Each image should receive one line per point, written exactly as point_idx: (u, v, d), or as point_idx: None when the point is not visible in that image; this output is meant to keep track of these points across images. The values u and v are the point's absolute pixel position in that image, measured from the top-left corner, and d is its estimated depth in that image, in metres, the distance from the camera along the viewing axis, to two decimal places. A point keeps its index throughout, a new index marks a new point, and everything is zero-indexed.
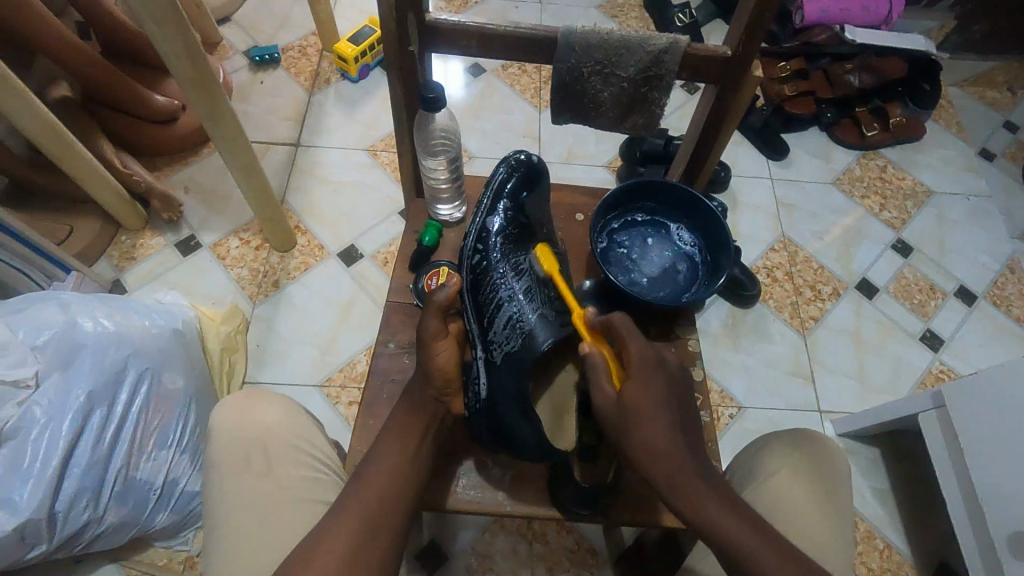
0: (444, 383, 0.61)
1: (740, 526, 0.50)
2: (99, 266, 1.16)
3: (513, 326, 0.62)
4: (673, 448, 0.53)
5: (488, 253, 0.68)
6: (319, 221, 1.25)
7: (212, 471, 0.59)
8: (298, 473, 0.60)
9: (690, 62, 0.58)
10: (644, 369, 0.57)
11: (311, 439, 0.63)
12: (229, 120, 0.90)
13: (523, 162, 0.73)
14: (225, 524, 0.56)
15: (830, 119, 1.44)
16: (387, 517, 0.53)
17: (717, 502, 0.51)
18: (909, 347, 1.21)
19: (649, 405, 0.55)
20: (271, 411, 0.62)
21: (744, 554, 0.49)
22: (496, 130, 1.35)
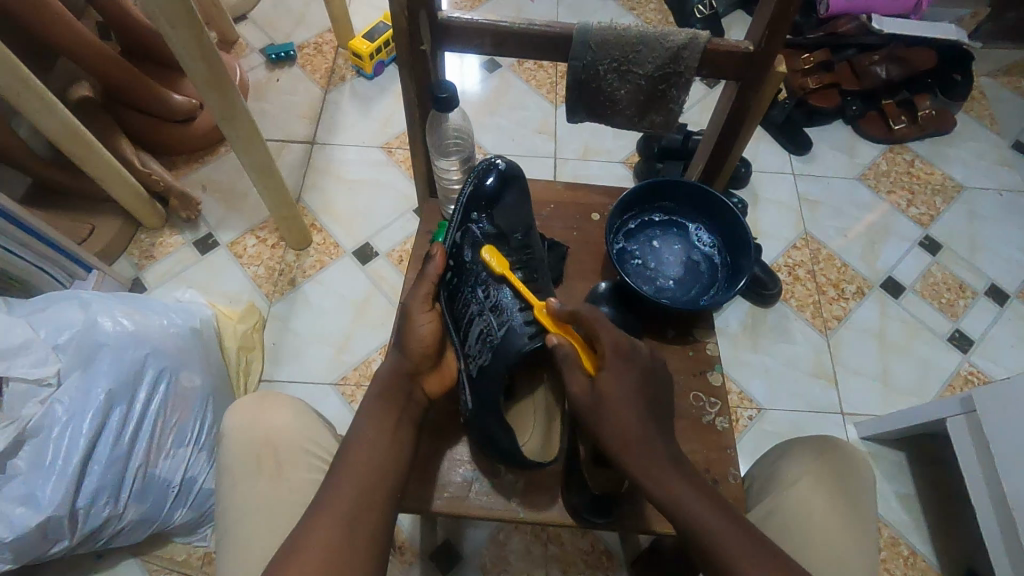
0: (419, 358, 0.61)
1: (710, 512, 0.51)
2: (119, 264, 1.18)
3: (484, 339, 0.61)
4: (641, 434, 0.53)
5: (465, 266, 0.67)
6: (334, 219, 1.25)
7: (225, 474, 0.59)
8: (307, 476, 0.60)
9: (711, 58, 0.56)
10: (616, 359, 0.56)
11: (317, 440, 0.63)
12: (244, 120, 0.90)
13: (495, 170, 0.71)
14: (236, 526, 0.57)
15: (855, 112, 1.40)
16: (373, 505, 0.51)
17: (685, 484, 0.52)
18: (936, 348, 1.18)
19: (620, 398, 0.54)
20: (282, 414, 0.62)
21: (711, 542, 0.50)
22: (511, 126, 1.34)
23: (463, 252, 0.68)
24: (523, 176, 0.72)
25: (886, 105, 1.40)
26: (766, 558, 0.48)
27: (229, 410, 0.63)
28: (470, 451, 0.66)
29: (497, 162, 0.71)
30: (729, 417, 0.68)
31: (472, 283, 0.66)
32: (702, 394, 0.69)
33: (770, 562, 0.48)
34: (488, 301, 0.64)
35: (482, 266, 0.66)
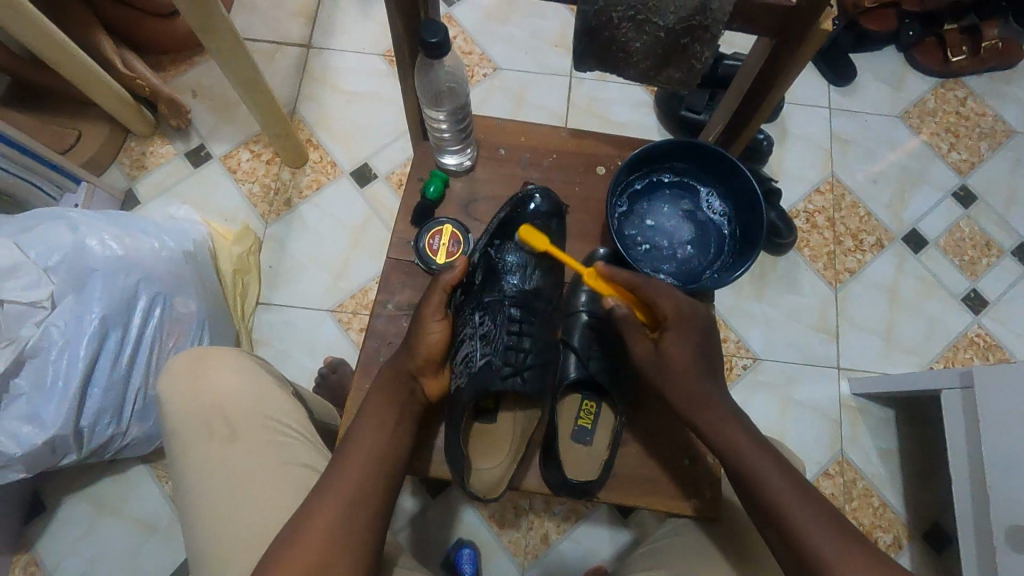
0: (423, 363, 0.60)
1: (767, 464, 0.55)
2: (110, 173, 1.14)
3: (467, 361, 0.61)
4: (705, 390, 0.59)
5: (475, 288, 0.65)
6: (331, 135, 1.18)
7: (177, 440, 0.61)
8: (262, 437, 0.60)
9: (742, 11, 0.49)
10: (681, 321, 0.60)
11: (269, 401, 0.63)
12: (225, 33, 0.83)
13: (534, 203, 0.67)
14: (195, 489, 0.58)
15: (911, 39, 1.25)
16: (373, 495, 0.52)
17: (744, 438, 0.57)
18: (948, 307, 1.14)
19: (682, 358, 0.59)
20: (223, 374, 0.62)
21: (762, 479, 0.54)
22: (525, 37, 1.21)
23: (478, 274, 0.66)
24: (563, 216, 0.68)
25: (947, 32, 1.25)
26: (811, 506, 0.52)
27: (167, 374, 0.63)
28: None
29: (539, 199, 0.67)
30: None
31: (477, 305, 0.64)
32: None
33: (813, 504, 0.53)
34: (483, 328, 0.63)
35: (493, 295, 0.65)
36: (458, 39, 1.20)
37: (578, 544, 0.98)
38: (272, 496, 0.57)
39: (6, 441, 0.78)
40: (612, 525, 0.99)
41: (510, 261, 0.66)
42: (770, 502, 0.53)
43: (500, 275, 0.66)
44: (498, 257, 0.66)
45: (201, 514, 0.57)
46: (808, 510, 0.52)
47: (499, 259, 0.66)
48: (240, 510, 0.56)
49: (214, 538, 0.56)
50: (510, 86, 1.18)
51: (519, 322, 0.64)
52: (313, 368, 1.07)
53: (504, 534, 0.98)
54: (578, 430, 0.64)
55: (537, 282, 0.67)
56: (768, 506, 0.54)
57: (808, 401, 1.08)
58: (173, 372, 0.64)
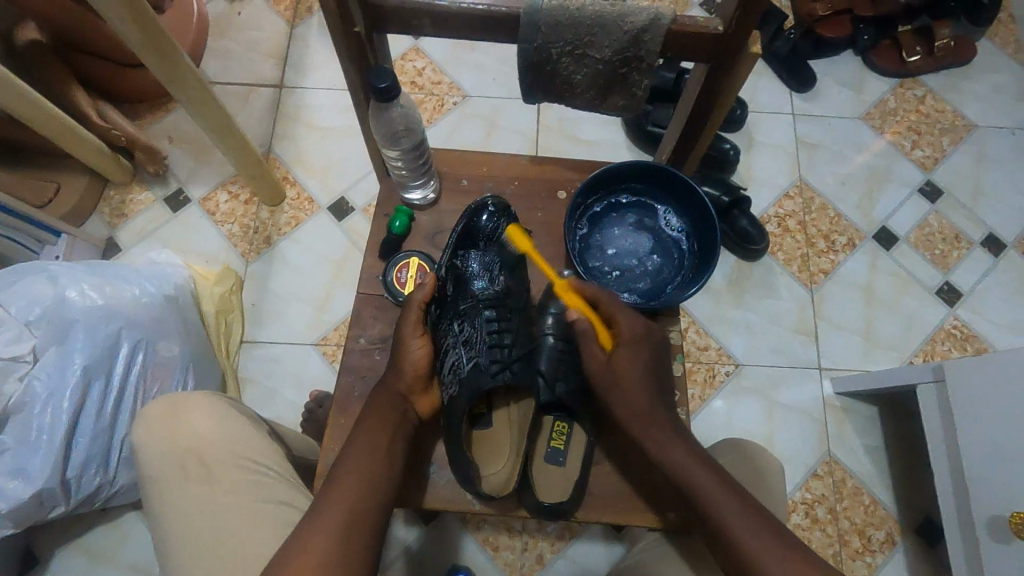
0: (412, 380, 0.62)
1: (712, 483, 0.56)
2: (91, 224, 1.16)
3: (454, 371, 0.62)
4: (654, 411, 0.61)
5: (449, 299, 0.68)
6: (307, 171, 1.20)
7: (154, 486, 0.61)
8: (236, 476, 0.61)
9: (675, 40, 0.51)
10: (633, 339, 0.64)
11: (244, 440, 0.63)
12: (193, 82, 0.85)
13: (486, 213, 0.69)
14: (170, 530, 0.59)
15: (867, 43, 1.28)
16: (364, 516, 0.52)
17: (691, 459, 0.58)
18: (923, 301, 1.16)
19: (631, 376, 0.62)
20: (197, 417, 0.63)
21: (722, 515, 0.54)
22: (491, 64, 1.24)
23: (449, 286, 0.68)
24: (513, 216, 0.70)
25: (901, 34, 1.29)
26: (759, 523, 0.53)
27: (143, 418, 0.64)
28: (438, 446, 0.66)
29: (495, 202, 0.69)
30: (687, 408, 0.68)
31: (456, 315, 0.67)
32: None
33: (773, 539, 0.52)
34: (464, 336, 0.65)
35: (468, 303, 0.67)
36: (426, 70, 1.23)
37: (573, 562, 0.98)
38: (248, 537, 0.58)
39: None
40: (607, 540, 1.00)
41: (474, 268, 0.68)
42: (719, 523, 0.54)
43: (473, 283, 0.68)
44: (463, 267, 0.68)
45: (179, 558, 0.57)
46: (754, 529, 0.53)
47: (465, 268, 0.68)
48: (212, 549, 0.57)
49: None
50: (480, 112, 1.21)
51: (499, 326, 0.65)
52: (300, 402, 1.07)
53: (499, 556, 0.98)
54: (553, 452, 0.64)
55: (506, 283, 0.68)
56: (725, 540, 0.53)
57: (791, 402, 1.09)
58: (148, 417, 0.64)
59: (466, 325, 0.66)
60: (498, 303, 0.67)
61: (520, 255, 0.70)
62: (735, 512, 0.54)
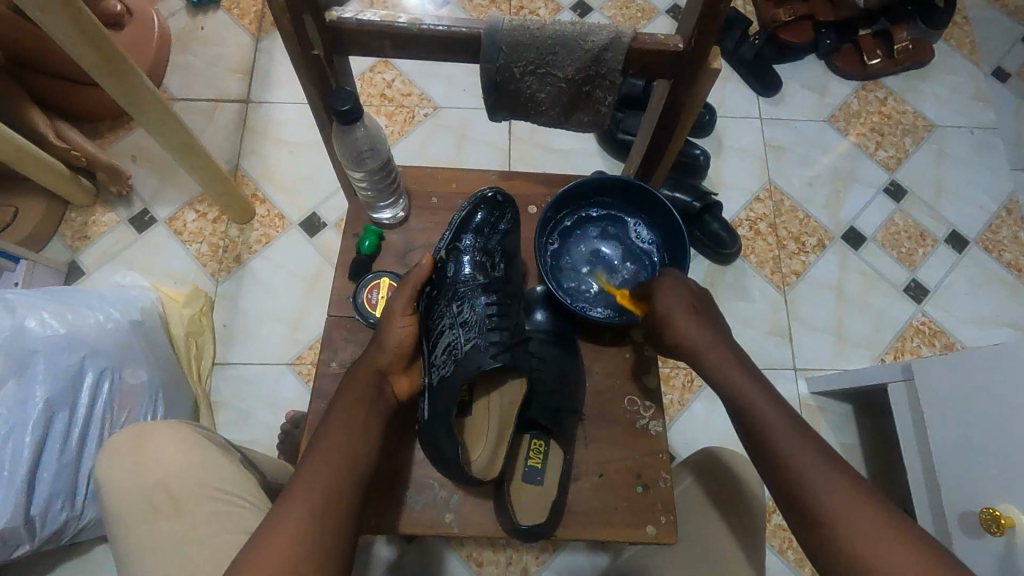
0: (395, 358, 0.61)
1: (766, 404, 0.56)
2: (52, 248, 1.12)
3: (449, 352, 0.60)
4: (717, 340, 0.60)
5: (444, 280, 0.65)
6: (276, 188, 1.19)
7: (121, 522, 0.58)
8: (207, 509, 0.58)
9: (637, 57, 0.52)
10: (679, 289, 0.62)
11: (214, 470, 0.60)
12: (152, 102, 0.83)
13: (487, 199, 0.68)
14: (139, 569, 0.56)
15: (829, 46, 1.31)
16: (337, 505, 0.51)
17: (753, 385, 0.58)
18: (891, 298, 1.18)
19: (686, 323, 0.61)
20: (163, 449, 0.59)
21: (787, 453, 0.53)
22: (461, 74, 1.24)
23: (449, 267, 0.65)
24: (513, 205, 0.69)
25: (862, 38, 1.31)
26: (808, 447, 0.53)
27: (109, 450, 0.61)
28: (412, 468, 0.65)
29: (494, 192, 0.68)
30: (664, 419, 0.67)
31: (452, 296, 0.64)
32: (637, 397, 0.68)
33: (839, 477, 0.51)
34: (460, 317, 0.63)
35: (466, 287, 0.65)
36: (395, 82, 1.22)
37: (558, 573, 0.98)
38: (221, 570, 0.55)
39: None
40: (591, 549, 0.99)
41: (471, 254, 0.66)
42: (771, 440, 0.55)
43: (474, 266, 0.66)
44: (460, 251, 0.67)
45: None
46: (805, 450, 0.53)
47: (462, 252, 0.66)
48: None
49: None
50: (451, 124, 1.20)
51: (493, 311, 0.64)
52: (276, 423, 1.05)
53: (484, 571, 0.97)
54: (529, 470, 0.63)
55: (502, 270, 0.67)
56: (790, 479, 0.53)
57: None
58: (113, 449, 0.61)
59: (462, 307, 0.63)
60: (491, 287, 0.66)
61: (516, 247, 0.70)
62: (786, 434, 0.54)
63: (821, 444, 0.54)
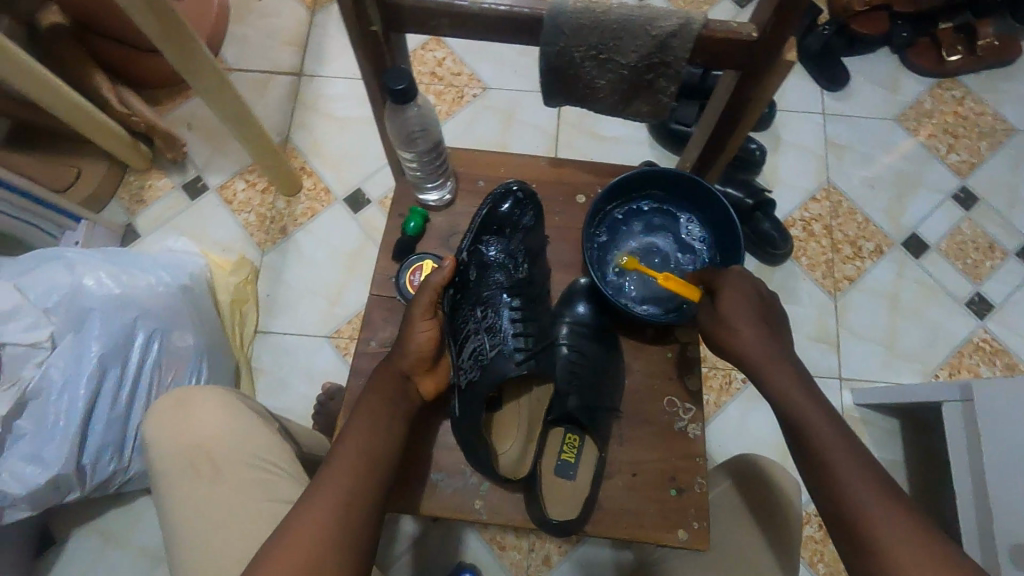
0: (416, 360, 0.60)
1: (819, 416, 0.54)
2: (110, 209, 1.16)
3: (476, 357, 0.60)
4: (773, 347, 0.58)
5: (468, 282, 0.65)
6: (323, 162, 1.20)
7: (163, 481, 0.60)
8: (247, 475, 0.59)
9: (705, 46, 0.49)
10: (736, 283, 0.61)
11: (253, 440, 0.61)
12: (210, 72, 0.84)
13: (510, 197, 0.67)
14: (177, 528, 0.57)
15: (904, 40, 1.23)
16: (363, 497, 0.51)
17: (807, 397, 0.55)
18: (951, 312, 1.12)
19: (738, 316, 0.59)
20: (207, 415, 0.61)
21: (827, 457, 0.52)
22: (513, 55, 1.21)
23: (471, 270, 0.65)
24: (539, 203, 0.68)
25: (941, 32, 1.24)
26: (859, 465, 0.51)
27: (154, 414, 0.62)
28: (443, 453, 0.65)
29: (519, 188, 0.67)
30: (703, 423, 0.65)
31: (477, 300, 0.64)
32: (677, 399, 0.66)
33: (880, 486, 0.50)
34: (484, 321, 0.63)
35: (489, 289, 0.65)
36: (446, 60, 1.21)
37: (579, 564, 0.98)
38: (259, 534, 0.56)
39: None
40: (614, 543, 0.99)
41: (494, 256, 0.66)
42: (818, 453, 0.53)
43: (498, 269, 0.66)
44: (484, 253, 0.66)
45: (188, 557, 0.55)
46: (854, 464, 0.51)
47: (485, 254, 0.66)
48: (219, 549, 0.55)
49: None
50: (499, 106, 1.18)
51: (518, 315, 0.64)
52: (312, 394, 1.08)
53: (506, 555, 0.98)
54: (562, 464, 0.63)
55: (527, 271, 0.67)
56: (828, 482, 0.52)
57: None
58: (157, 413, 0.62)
59: (486, 311, 0.64)
60: (516, 290, 0.66)
61: (540, 245, 0.69)
62: (836, 448, 0.52)
63: (874, 464, 0.52)
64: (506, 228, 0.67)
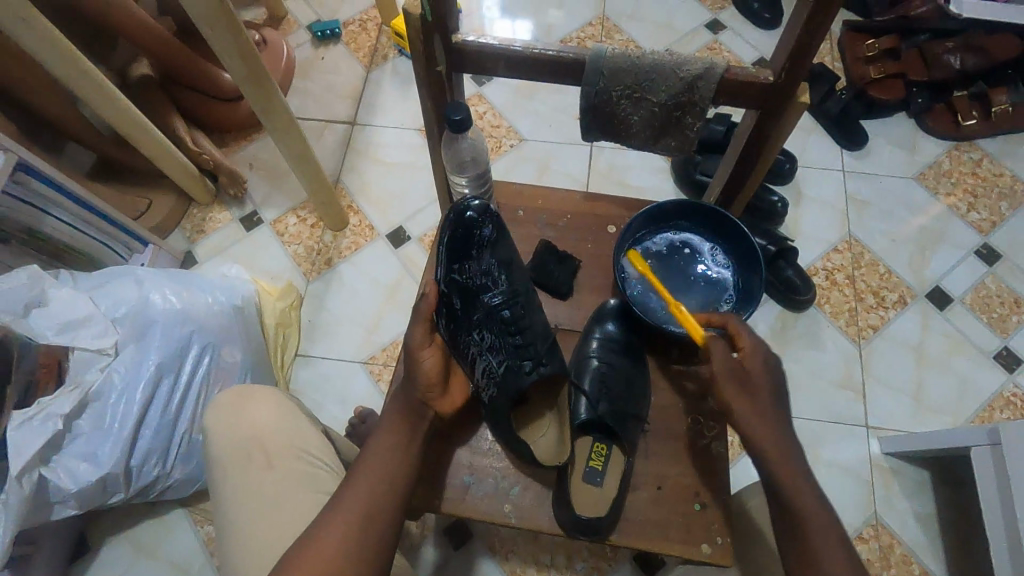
0: (427, 386, 0.60)
1: (803, 485, 0.57)
2: (174, 237, 1.26)
3: (489, 374, 0.63)
4: (783, 424, 0.59)
5: (457, 308, 0.67)
6: (370, 202, 1.29)
7: (220, 468, 0.65)
8: (296, 466, 0.64)
9: (727, 88, 0.56)
10: (753, 350, 0.62)
11: (302, 435, 0.67)
12: (281, 113, 0.95)
13: (469, 215, 0.70)
14: (228, 512, 0.62)
15: (920, 105, 1.30)
16: (382, 511, 0.55)
17: (807, 482, 0.57)
18: (979, 365, 1.12)
19: (756, 381, 0.60)
20: (265, 408, 0.67)
21: (807, 537, 0.55)
22: (549, 111, 1.31)
23: (454, 298, 0.68)
24: (497, 215, 0.72)
25: (957, 100, 1.29)
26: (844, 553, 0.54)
27: (214, 406, 0.68)
28: (475, 457, 0.68)
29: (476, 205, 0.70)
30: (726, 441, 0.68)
31: (472, 323, 0.67)
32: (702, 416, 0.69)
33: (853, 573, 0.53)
34: (484, 341, 0.66)
35: (480, 310, 0.68)
36: (487, 114, 1.31)
37: None
38: (303, 520, 0.61)
39: (63, 478, 0.84)
40: None
41: (472, 279, 0.69)
42: (807, 536, 0.55)
43: (482, 290, 0.69)
44: (463, 278, 0.69)
45: (237, 537, 0.60)
46: (833, 550, 0.54)
47: (462, 280, 0.69)
48: (266, 532, 0.60)
49: (240, 561, 0.60)
50: (534, 156, 1.27)
51: (513, 327, 0.67)
52: (345, 417, 1.12)
53: None
54: (591, 471, 0.66)
55: (509, 283, 0.70)
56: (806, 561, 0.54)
57: (835, 459, 1.06)
58: (218, 406, 0.68)
59: (484, 332, 0.66)
60: (507, 302, 0.68)
61: (509, 254, 0.71)
62: (819, 525, 0.55)
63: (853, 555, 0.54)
64: (471, 247, 0.70)
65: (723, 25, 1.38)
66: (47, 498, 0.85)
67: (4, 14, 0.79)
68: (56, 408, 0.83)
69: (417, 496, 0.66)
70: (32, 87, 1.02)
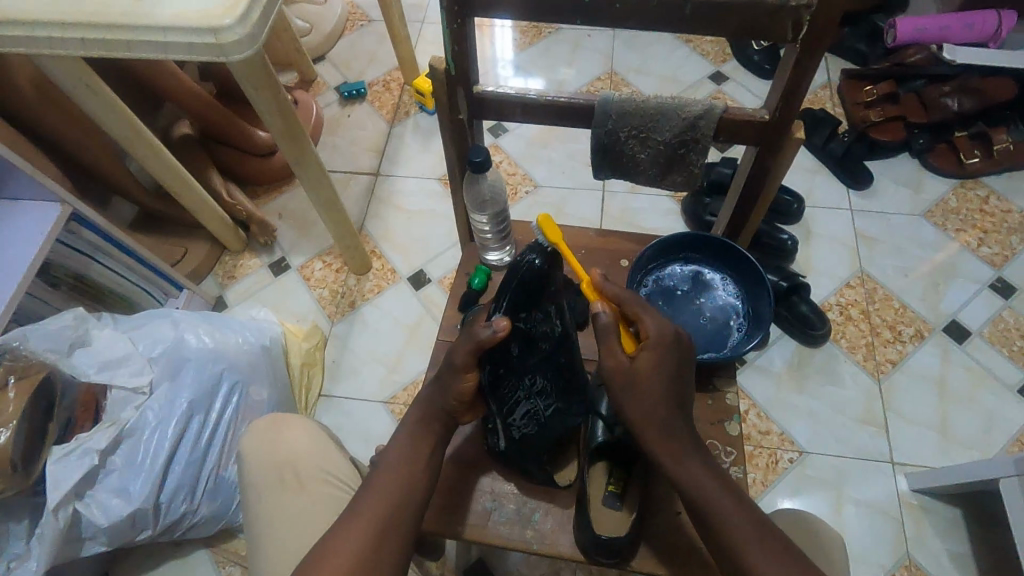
0: (456, 403, 0.62)
1: (713, 485, 0.55)
2: (206, 283, 1.33)
3: (530, 417, 0.66)
4: (675, 429, 0.57)
5: (509, 354, 0.64)
6: (392, 247, 1.35)
7: (255, 490, 0.70)
8: (326, 491, 0.70)
9: (726, 125, 0.61)
10: (659, 344, 0.58)
11: (331, 461, 0.72)
12: (312, 164, 1.01)
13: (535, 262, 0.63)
14: (263, 534, 0.67)
15: (922, 145, 1.34)
16: (396, 519, 0.56)
17: (708, 475, 0.56)
18: (1003, 399, 1.11)
19: (655, 378, 0.57)
20: (297, 436, 0.72)
21: (733, 535, 0.52)
22: (562, 159, 1.38)
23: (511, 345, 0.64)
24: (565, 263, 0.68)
25: (957, 138, 1.33)
26: (780, 554, 0.51)
27: (249, 436, 0.74)
28: (496, 484, 0.70)
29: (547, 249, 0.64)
30: (744, 467, 0.69)
31: (520, 366, 0.65)
32: (718, 442, 0.70)
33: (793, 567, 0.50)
34: (529, 387, 0.66)
35: (535, 357, 0.65)
36: (503, 163, 1.38)
37: None
38: None
39: (96, 513, 0.87)
40: None
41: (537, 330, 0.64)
42: (731, 544, 0.52)
43: (543, 341, 0.64)
44: (527, 327, 0.64)
45: (272, 555, 0.65)
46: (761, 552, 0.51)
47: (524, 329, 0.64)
48: (298, 551, 0.65)
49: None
50: (549, 201, 1.33)
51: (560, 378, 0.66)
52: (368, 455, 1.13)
53: None
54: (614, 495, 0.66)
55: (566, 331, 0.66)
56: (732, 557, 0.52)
57: (863, 497, 1.04)
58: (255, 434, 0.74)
59: (532, 376, 0.66)
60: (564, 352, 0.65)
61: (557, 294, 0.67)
62: (742, 527, 0.53)
63: (787, 550, 0.51)
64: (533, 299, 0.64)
65: (726, 76, 1.46)
66: (79, 533, 0.87)
67: (71, 80, 0.87)
68: (94, 443, 0.86)
69: (443, 524, 0.67)
70: (83, 144, 1.10)
